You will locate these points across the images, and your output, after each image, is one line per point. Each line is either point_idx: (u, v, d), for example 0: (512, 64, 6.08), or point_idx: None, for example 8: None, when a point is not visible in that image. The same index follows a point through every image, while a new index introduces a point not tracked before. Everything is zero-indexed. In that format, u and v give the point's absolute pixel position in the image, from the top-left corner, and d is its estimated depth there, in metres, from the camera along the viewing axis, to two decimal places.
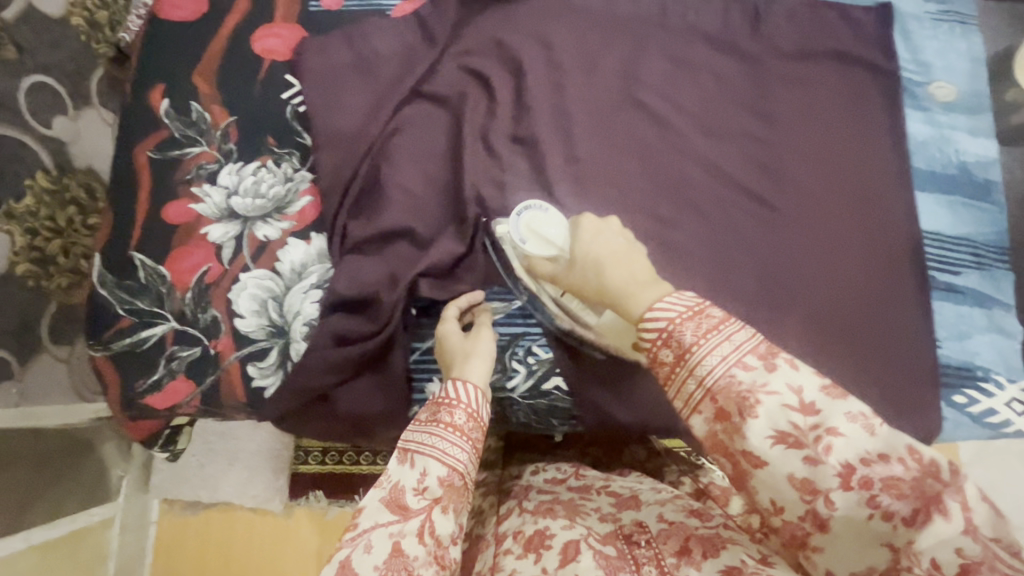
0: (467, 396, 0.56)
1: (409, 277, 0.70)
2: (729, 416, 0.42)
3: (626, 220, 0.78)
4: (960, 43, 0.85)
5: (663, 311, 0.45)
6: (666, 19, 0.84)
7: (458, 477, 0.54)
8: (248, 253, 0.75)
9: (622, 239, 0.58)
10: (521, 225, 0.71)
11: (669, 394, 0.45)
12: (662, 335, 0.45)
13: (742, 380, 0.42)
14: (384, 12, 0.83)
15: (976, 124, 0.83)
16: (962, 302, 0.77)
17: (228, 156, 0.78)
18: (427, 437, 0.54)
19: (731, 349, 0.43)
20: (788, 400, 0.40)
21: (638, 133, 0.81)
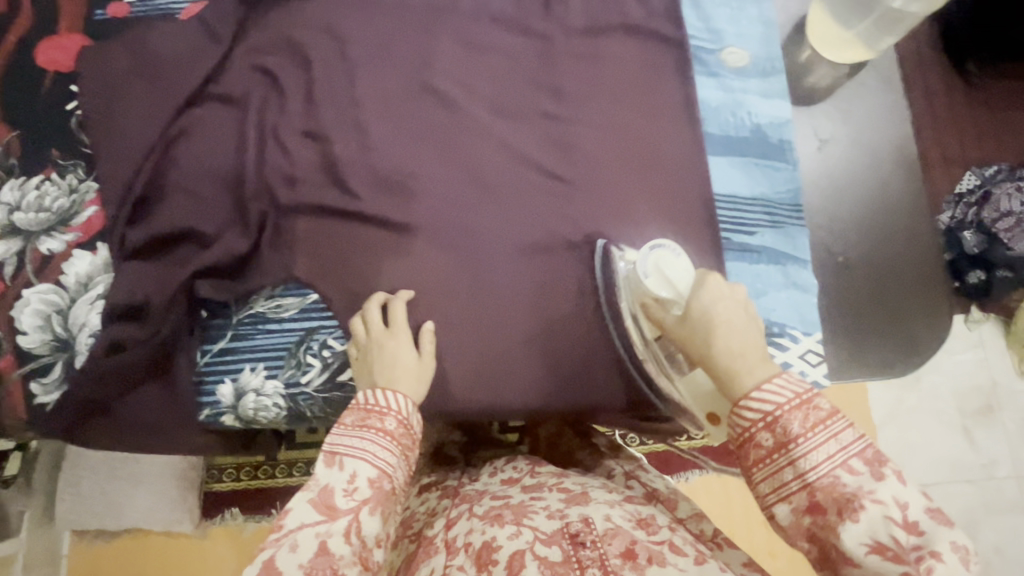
0: (396, 405, 0.61)
1: (185, 279, 0.71)
2: (822, 511, 0.47)
3: (422, 206, 0.78)
4: (751, 9, 0.87)
5: (768, 394, 0.50)
6: (458, 6, 0.85)
7: (387, 480, 0.57)
8: (30, 268, 0.74)
9: (742, 304, 0.55)
10: (649, 260, 0.64)
11: (757, 476, 0.51)
12: (765, 417, 0.50)
13: (849, 483, 0.47)
14: (170, 15, 0.82)
15: (769, 86, 0.85)
16: (758, 262, 0.78)
17: (10, 172, 0.76)
18: (356, 439, 0.58)
19: (837, 447, 0.48)
20: (890, 512, 0.44)
21: (435, 119, 0.82)
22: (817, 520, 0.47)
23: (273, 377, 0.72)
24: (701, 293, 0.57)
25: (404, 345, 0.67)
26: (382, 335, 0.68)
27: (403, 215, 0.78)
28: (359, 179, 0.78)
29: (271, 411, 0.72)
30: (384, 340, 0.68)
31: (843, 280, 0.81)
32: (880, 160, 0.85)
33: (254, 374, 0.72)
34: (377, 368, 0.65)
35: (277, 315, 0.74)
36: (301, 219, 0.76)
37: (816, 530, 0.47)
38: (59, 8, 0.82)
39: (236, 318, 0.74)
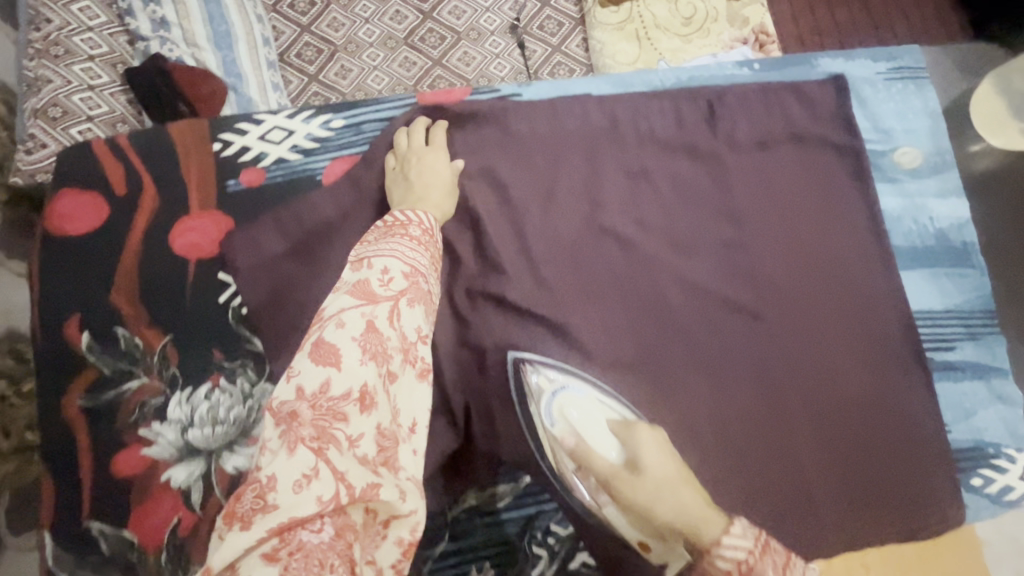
0: (424, 220, 0.65)
1: None
2: None
3: (622, 365, 0.72)
4: (914, 101, 0.83)
5: (732, 547, 0.50)
6: (618, 131, 0.79)
7: (418, 277, 0.59)
8: (219, 490, 0.67)
9: (676, 462, 0.59)
10: (555, 406, 0.67)
11: None
12: (745, 558, 0.50)
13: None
14: (314, 176, 0.75)
15: (945, 185, 0.81)
16: (963, 378, 0.77)
17: (173, 383, 0.69)
18: (385, 248, 0.59)
19: None
20: None
21: (615, 262, 0.76)
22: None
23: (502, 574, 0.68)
24: (641, 450, 0.59)
25: (442, 162, 0.72)
26: (422, 149, 0.72)
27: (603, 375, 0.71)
28: (554, 345, 0.72)
29: None
30: (424, 154, 0.72)
31: None
32: None
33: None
34: (415, 179, 0.70)
35: (494, 505, 0.70)
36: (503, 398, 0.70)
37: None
38: (187, 184, 0.73)
39: (452, 517, 0.69)
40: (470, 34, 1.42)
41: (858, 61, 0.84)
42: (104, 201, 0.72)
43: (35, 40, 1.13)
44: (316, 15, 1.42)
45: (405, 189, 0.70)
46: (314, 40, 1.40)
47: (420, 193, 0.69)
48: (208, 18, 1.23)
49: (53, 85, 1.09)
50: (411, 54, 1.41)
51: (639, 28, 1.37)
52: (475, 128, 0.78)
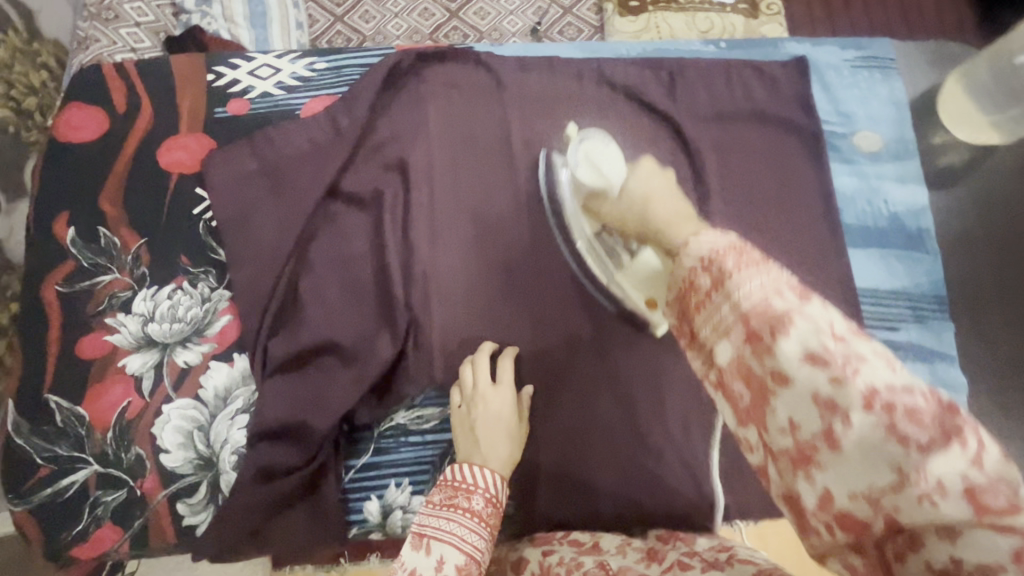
0: (489, 484, 0.59)
1: (349, 404, 0.70)
2: (758, 338, 0.37)
3: (565, 300, 0.77)
4: (879, 88, 0.84)
5: (708, 241, 0.42)
6: (582, 93, 0.83)
7: (474, 567, 0.54)
8: (168, 382, 0.73)
9: (668, 183, 0.54)
10: (579, 151, 0.72)
11: (697, 324, 0.42)
12: (706, 258, 0.41)
13: (778, 306, 0.37)
14: (292, 111, 0.81)
15: (905, 171, 0.82)
16: (904, 360, 0.76)
17: (141, 281, 0.75)
18: (442, 521, 0.55)
19: (769, 280, 0.39)
20: (814, 345, 0.36)
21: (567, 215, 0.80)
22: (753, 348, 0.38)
23: (419, 493, 0.71)
24: (635, 176, 0.56)
25: (508, 405, 0.66)
26: (489, 390, 0.67)
27: (546, 305, 0.76)
28: (507, 277, 0.77)
29: None
30: (490, 395, 0.67)
31: (978, 371, 0.80)
32: (1015, 243, 0.83)
33: (400, 490, 0.71)
34: (479, 425, 0.64)
35: (418, 427, 0.73)
36: (437, 325, 0.74)
37: (751, 358, 0.38)
38: (180, 109, 0.81)
39: (377, 432, 0.72)
40: (493, 34, 1.49)
41: (825, 48, 0.86)
42: (106, 117, 0.80)
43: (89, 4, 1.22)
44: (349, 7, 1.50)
45: (470, 437, 0.64)
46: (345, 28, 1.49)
47: (486, 442, 0.63)
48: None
49: (100, 45, 1.17)
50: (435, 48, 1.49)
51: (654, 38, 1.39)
52: (441, 75, 0.82)
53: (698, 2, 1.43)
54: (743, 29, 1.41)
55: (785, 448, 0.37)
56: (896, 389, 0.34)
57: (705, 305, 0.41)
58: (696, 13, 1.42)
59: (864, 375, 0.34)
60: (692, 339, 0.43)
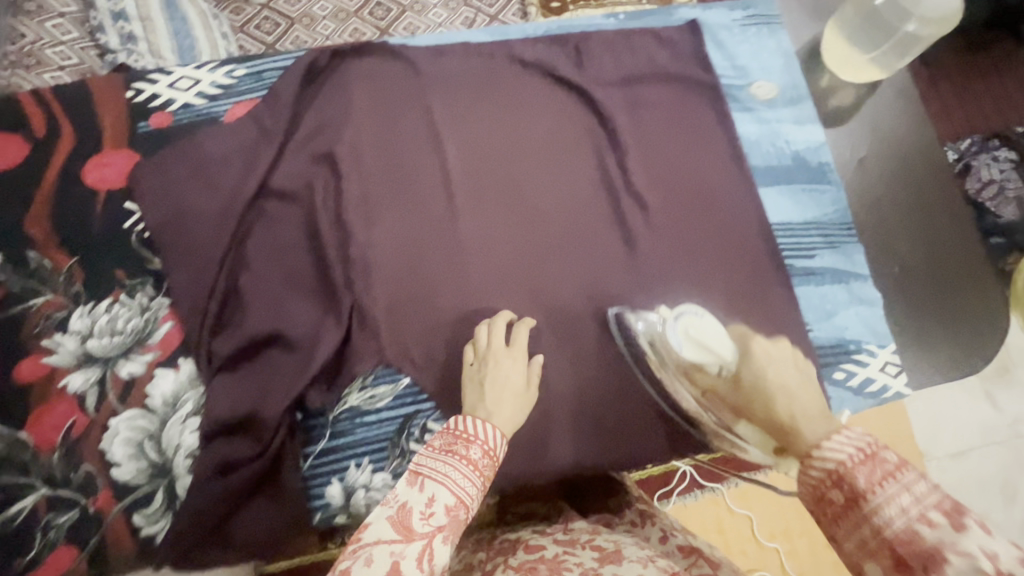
0: (490, 438, 0.59)
1: (298, 391, 0.71)
2: (910, 567, 0.42)
3: (514, 257, 0.81)
4: (768, 42, 0.92)
5: (835, 448, 0.47)
6: (497, 73, 0.87)
7: (463, 510, 0.54)
8: (114, 395, 0.72)
9: (798, 373, 0.61)
10: (679, 328, 0.75)
11: (837, 535, 0.46)
12: (836, 468, 0.47)
13: (928, 537, 0.41)
14: (216, 117, 0.82)
15: (800, 113, 0.89)
16: (823, 282, 0.82)
17: (77, 298, 0.75)
18: (440, 462, 0.56)
19: (911, 500, 0.43)
20: (983, 565, 0.39)
21: (498, 183, 0.84)
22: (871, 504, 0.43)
23: (380, 470, 0.72)
24: (759, 368, 0.62)
25: (519, 369, 0.68)
26: (501, 351, 0.70)
27: (498, 264, 0.81)
28: (446, 248, 0.81)
29: None
30: (503, 356, 0.70)
31: (903, 288, 0.84)
32: (918, 166, 0.89)
33: (360, 470, 0.72)
34: (489, 382, 0.66)
35: (373, 406, 0.74)
36: (380, 305, 0.76)
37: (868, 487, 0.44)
38: (101, 127, 0.81)
39: (332, 416, 0.73)
40: None
41: (716, 10, 0.93)
42: (25, 142, 0.80)
43: (9, 52, 1.23)
44: (280, 33, 1.53)
45: (478, 393, 0.65)
46: None
47: (493, 396, 0.65)
48: (168, 18, 1.28)
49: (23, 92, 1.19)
50: None
51: None
52: (358, 67, 0.85)
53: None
54: None
55: None
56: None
57: (848, 522, 0.45)
58: None
59: (978, 540, 0.40)
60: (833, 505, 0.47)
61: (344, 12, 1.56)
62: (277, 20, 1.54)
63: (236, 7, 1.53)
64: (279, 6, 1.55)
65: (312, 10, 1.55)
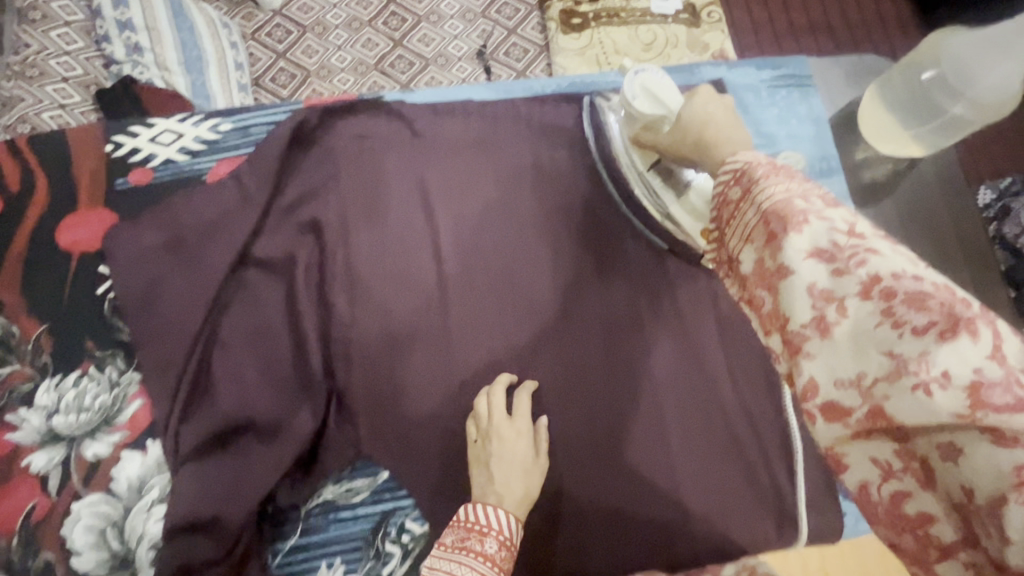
0: (501, 526, 0.62)
1: (269, 487, 0.66)
2: (771, 235, 0.39)
3: (500, 309, 0.76)
4: (799, 107, 0.84)
5: (773, 180, 0.41)
6: (499, 134, 0.81)
7: None
8: (77, 478, 0.68)
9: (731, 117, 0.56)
10: (636, 81, 0.70)
11: (726, 232, 0.44)
12: (737, 172, 0.44)
13: (798, 206, 0.39)
14: (199, 176, 0.77)
15: (829, 189, 0.81)
16: None
17: (44, 370, 0.71)
18: (453, 563, 0.59)
19: (795, 184, 0.40)
20: (835, 224, 0.37)
21: (499, 257, 0.78)
22: (765, 246, 0.40)
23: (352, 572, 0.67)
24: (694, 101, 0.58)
25: (523, 443, 0.67)
26: (504, 421, 0.68)
27: (483, 320, 0.76)
28: (434, 329, 0.75)
29: None
30: (505, 428, 0.68)
31: None
32: (954, 257, 0.82)
33: (332, 571, 0.67)
34: (495, 462, 0.66)
35: (348, 501, 0.69)
36: (361, 392, 0.71)
37: (760, 258, 0.40)
38: (78, 184, 0.77)
39: (305, 510, 0.68)
40: (439, 60, 1.48)
41: (742, 70, 0.85)
42: None
43: (12, 63, 1.13)
44: (291, 41, 1.47)
45: (486, 472, 0.66)
46: (289, 65, 1.46)
47: (502, 474, 0.65)
48: (175, 27, 1.22)
49: (25, 103, 1.09)
50: (381, 79, 1.47)
51: (599, 53, 1.39)
52: (351, 126, 0.79)
53: (641, 15, 1.42)
54: (686, 38, 1.41)
55: (782, 347, 0.39)
56: (909, 277, 0.34)
57: (737, 211, 0.43)
58: (640, 25, 1.41)
59: (869, 265, 0.35)
60: (731, 263, 0.45)
61: (358, 20, 1.49)
62: (289, 28, 1.47)
63: (247, 13, 1.47)
64: (291, 12, 1.48)
65: (325, 17, 1.49)
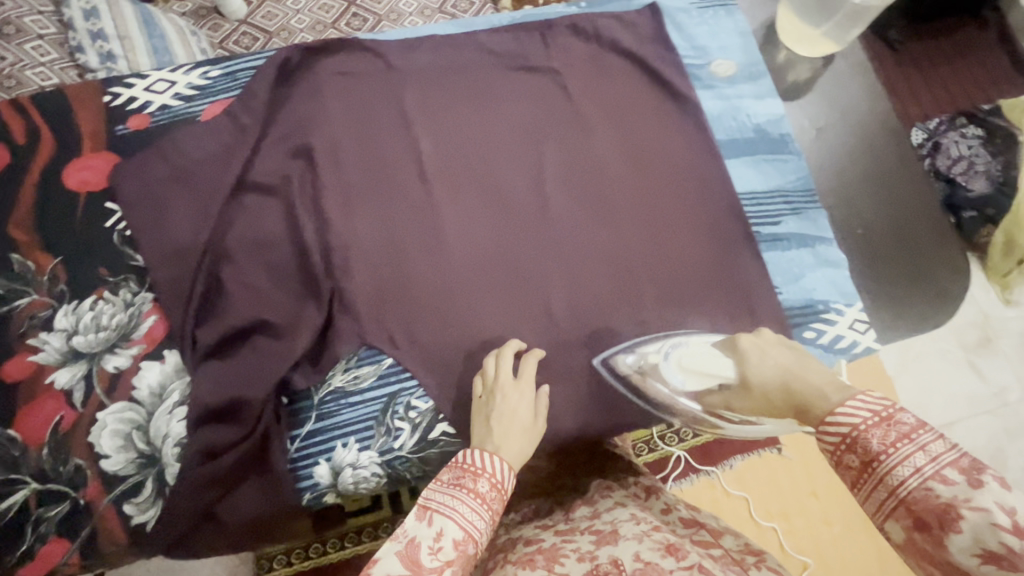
0: (496, 470, 0.60)
1: (281, 375, 0.72)
2: (928, 527, 0.43)
3: (472, 192, 0.84)
4: (726, 23, 0.95)
5: (850, 413, 0.49)
6: (465, 62, 0.89)
7: (472, 546, 0.55)
8: (100, 390, 0.73)
9: (790, 352, 0.61)
10: (672, 363, 0.73)
11: (857, 497, 0.48)
12: (849, 435, 0.48)
13: (943, 494, 0.42)
14: (193, 117, 0.84)
15: (760, 88, 0.92)
16: (789, 247, 0.84)
17: (61, 298, 0.76)
18: (447, 496, 0.57)
19: (926, 460, 0.44)
20: (996, 518, 0.39)
21: (472, 207, 0.83)
22: (922, 536, 0.43)
23: (366, 448, 0.73)
24: (748, 360, 0.62)
25: (525, 402, 0.68)
26: (508, 382, 0.70)
27: (460, 201, 0.84)
28: (420, 231, 0.82)
29: (371, 482, 0.72)
30: (509, 389, 0.70)
31: (869, 248, 0.87)
32: (877, 134, 0.92)
33: (347, 449, 0.73)
34: (495, 416, 0.66)
35: (357, 387, 0.75)
36: (360, 290, 0.78)
37: (920, 543, 0.44)
38: (80, 133, 0.83)
39: (317, 399, 0.74)
40: None
41: None
42: (5, 149, 0.81)
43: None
44: (259, 46, 1.56)
45: (485, 427, 0.65)
46: None
47: (500, 432, 0.64)
48: (147, 35, 1.22)
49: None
50: None
51: None
52: (330, 64, 0.87)
53: None
54: None
55: None
56: None
57: (867, 488, 0.47)
58: None
59: None
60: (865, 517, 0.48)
61: (321, 24, 1.59)
62: (255, 35, 1.57)
63: (213, 24, 1.56)
64: (256, 21, 1.57)
65: (289, 23, 1.59)
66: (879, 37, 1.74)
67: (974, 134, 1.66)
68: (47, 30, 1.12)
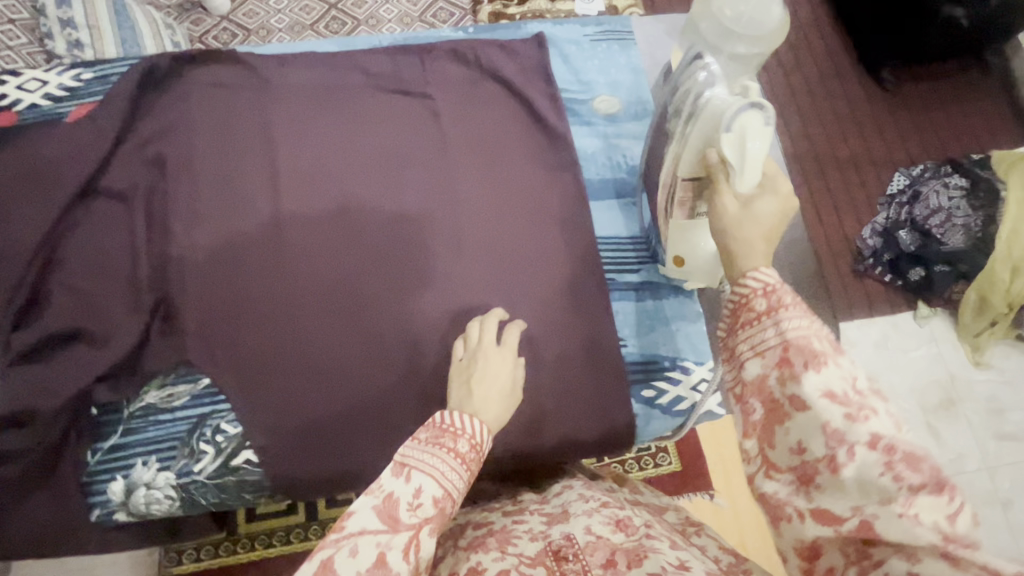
0: (473, 429, 0.60)
1: (82, 388, 0.71)
2: (790, 364, 0.49)
3: (322, 206, 0.82)
4: (618, 58, 0.92)
5: (762, 276, 0.54)
6: (338, 80, 0.89)
7: (451, 502, 0.56)
8: None
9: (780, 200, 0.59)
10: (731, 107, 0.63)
11: (738, 334, 0.54)
12: (765, 287, 0.53)
13: (818, 347, 0.49)
14: (57, 118, 0.85)
15: (643, 129, 0.89)
16: (642, 298, 0.84)
17: None
18: (424, 455, 0.57)
19: (814, 324, 0.50)
20: (845, 374, 0.47)
21: (317, 217, 0.82)
22: (782, 371, 0.49)
23: (165, 468, 0.73)
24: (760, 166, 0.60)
25: (505, 370, 0.67)
26: (490, 350, 0.68)
27: (306, 212, 0.82)
28: (258, 240, 0.80)
29: (164, 504, 0.72)
30: (492, 353, 0.68)
31: None
32: None
33: (146, 468, 0.73)
34: (476, 381, 0.65)
35: (169, 405, 0.75)
36: (186, 304, 0.77)
37: (774, 381, 0.50)
38: None
39: (127, 412, 0.74)
40: None
41: (567, 26, 0.95)
42: None
43: None
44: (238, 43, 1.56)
45: (464, 392, 0.64)
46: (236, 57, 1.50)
47: (480, 400, 0.63)
48: (116, 26, 1.17)
49: None
50: None
51: None
52: (203, 73, 0.87)
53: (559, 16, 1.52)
54: None
55: (792, 466, 0.48)
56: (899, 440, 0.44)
57: (756, 325, 0.52)
58: None
59: (872, 423, 0.44)
60: (730, 355, 0.55)
61: (300, 25, 1.59)
62: (234, 31, 1.57)
63: (196, 18, 1.57)
64: (238, 17, 1.58)
65: (269, 22, 1.59)
66: (869, 73, 1.68)
67: (958, 184, 1.44)
68: (19, 15, 1.10)
